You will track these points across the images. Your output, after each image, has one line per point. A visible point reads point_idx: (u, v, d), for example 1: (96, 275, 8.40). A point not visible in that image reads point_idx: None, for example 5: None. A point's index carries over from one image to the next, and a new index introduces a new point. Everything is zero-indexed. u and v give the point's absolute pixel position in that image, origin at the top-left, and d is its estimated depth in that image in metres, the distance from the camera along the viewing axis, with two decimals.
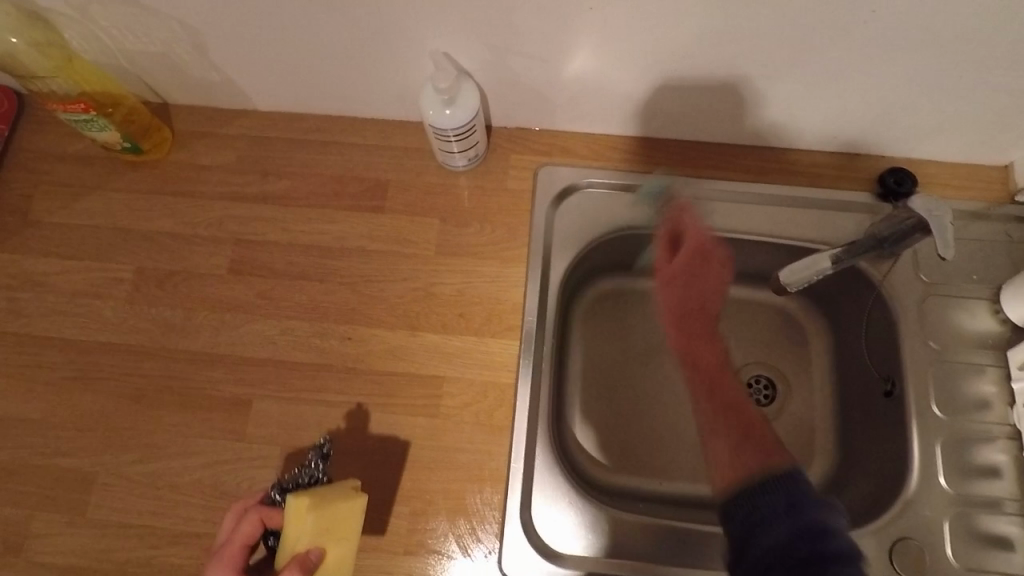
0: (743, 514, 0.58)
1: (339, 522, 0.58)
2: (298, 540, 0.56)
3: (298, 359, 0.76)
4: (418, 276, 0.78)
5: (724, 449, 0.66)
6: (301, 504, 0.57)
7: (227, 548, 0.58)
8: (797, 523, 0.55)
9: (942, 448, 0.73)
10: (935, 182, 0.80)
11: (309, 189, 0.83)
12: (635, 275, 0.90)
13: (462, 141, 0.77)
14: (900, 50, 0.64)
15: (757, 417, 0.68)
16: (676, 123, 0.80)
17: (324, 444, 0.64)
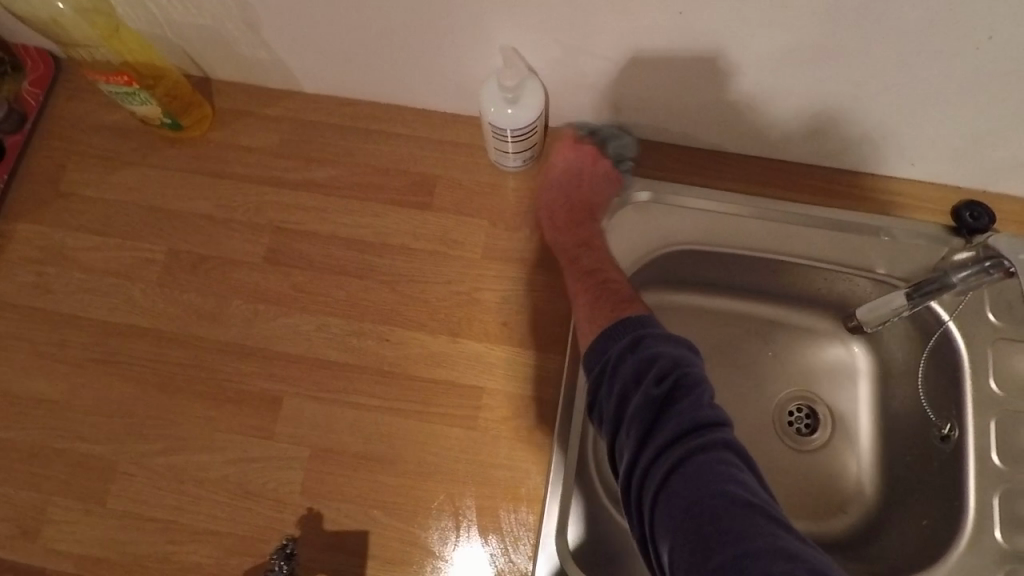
0: (600, 356, 0.62)
1: None
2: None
3: (333, 358, 0.73)
4: (462, 280, 0.75)
5: (585, 303, 0.69)
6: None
7: None
8: (643, 361, 0.59)
9: (1000, 499, 0.69)
10: (1010, 219, 0.76)
11: (354, 180, 0.79)
12: (680, 290, 0.87)
13: (521, 142, 0.73)
14: (1004, 82, 0.60)
15: (618, 277, 0.70)
16: (743, 137, 0.76)
17: (285, 544, 0.63)
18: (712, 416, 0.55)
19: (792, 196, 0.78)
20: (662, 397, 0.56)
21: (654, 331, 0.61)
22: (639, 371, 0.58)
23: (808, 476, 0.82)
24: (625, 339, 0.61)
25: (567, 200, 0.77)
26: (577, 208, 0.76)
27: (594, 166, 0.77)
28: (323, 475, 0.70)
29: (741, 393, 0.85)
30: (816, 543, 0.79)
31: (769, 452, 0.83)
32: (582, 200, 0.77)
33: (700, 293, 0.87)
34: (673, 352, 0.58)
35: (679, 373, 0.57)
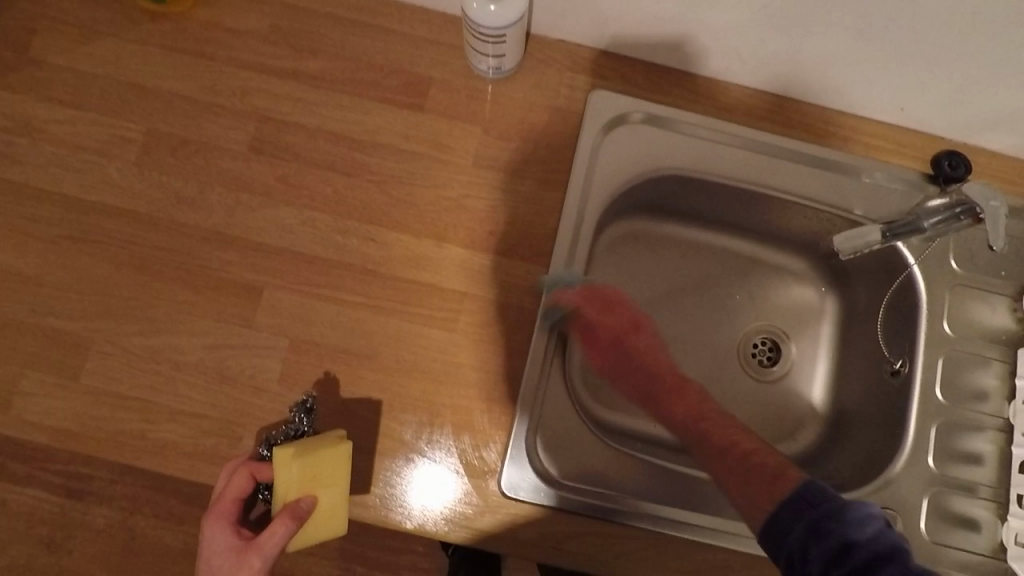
0: (777, 543, 0.54)
1: (326, 470, 0.65)
2: (290, 488, 0.65)
3: (317, 253, 0.73)
4: (451, 185, 0.75)
5: (726, 476, 0.59)
6: (286, 452, 0.64)
7: (223, 501, 0.65)
8: (832, 551, 0.51)
9: (936, 429, 0.75)
10: (986, 171, 0.79)
11: (345, 74, 0.77)
12: (664, 219, 0.88)
13: (498, 46, 0.72)
14: (991, 11, 0.62)
15: (759, 449, 0.60)
16: (740, 65, 0.76)
17: (307, 399, 0.67)
18: None
19: (783, 130, 0.79)
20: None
21: (829, 506, 0.53)
22: (828, 564, 0.50)
23: (763, 403, 0.87)
24: (798, 517, 0.53)
25: (656, 372, 0.70)
26: (666, 373, 0.70)
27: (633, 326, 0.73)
28: (300, 365, 0.71)
29: (711, 324, 0.89)
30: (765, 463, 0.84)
31: (732, 379, 0.88)
32: (660, 367, 0.70)
33: (682, 224, 0.89)
34: (861, 522, 0.51)
35: (872, 551, 0.49)
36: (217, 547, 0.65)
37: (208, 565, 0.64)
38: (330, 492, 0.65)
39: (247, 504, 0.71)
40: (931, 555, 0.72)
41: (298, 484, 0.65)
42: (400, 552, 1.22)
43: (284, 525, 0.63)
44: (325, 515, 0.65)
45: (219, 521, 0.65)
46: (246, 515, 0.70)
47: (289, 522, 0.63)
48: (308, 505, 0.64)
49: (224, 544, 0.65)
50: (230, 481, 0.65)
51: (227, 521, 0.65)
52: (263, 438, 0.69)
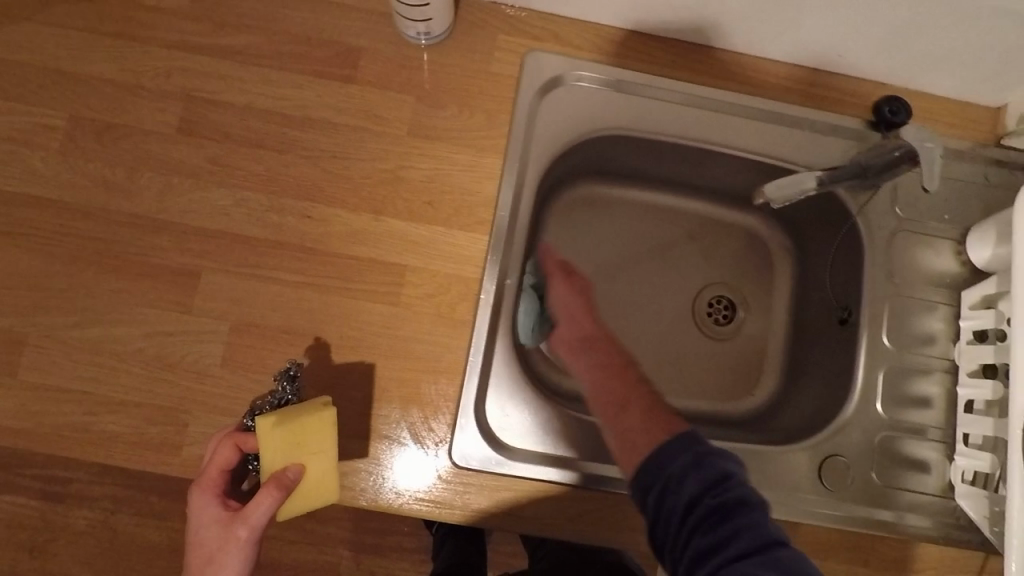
0: (656, 466, 0.55)
1: (311, 437, 0.64)
2: (276, 457, 0.63)
3: (253, 234, 0.71)
4: (387, 156, 0.73)
5: (631, 416, 0.60)
6: (268, 422, 0.63)
7: (206, 475, 0.64)
8: (708, 480, 0.52)
9: (885, 376, 0.76)
10: (927, 117, 0.78)
11: (272, 48, 0.75)
12: (615, 183, 0.88)
13: (423, 10, 0.69)
14: None
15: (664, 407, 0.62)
16: (676, 20, 0.74)
17: (290, 366, 0.66)
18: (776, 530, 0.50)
19: (723, 85, 0.78)
20: (727, 505, 0.51)
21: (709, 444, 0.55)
22: (703, 488, 0.52)
23: (717, 361, 0.88)
24: (685, 450, 0.54)
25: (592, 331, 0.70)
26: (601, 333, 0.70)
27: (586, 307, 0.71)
28: (243, 348, 0.70)
29: (664, 285, 0.89)
30: (721, 420, 0.85)
31: (688, 340, 0.88)
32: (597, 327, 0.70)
33: (631, 186, 0.89)
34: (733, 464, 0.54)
35: (743, 487, 0.52)
36: (202, 520, 0.64)
37: (197, 535, 0.64)
38: (317, 460, 0.64)
39: (238, 476, 0.70)
40: (882, 497, 0.74)
41: (284, 454, 0.64)
42: (381, 535, 1.21)
43: (273, 495, 0.62)
44: (314, 482, 0.64)
45: (204, 495, 0.64)
46: (235, 486, 0.69)
47: (276, 492, 0.62)
48: (297, 473, 0.63)
49: (211, 516, 0.64)
50: (213, 454, 0.64)
51: (212, 494, 0.64)
52: (247, 411, 0.68)
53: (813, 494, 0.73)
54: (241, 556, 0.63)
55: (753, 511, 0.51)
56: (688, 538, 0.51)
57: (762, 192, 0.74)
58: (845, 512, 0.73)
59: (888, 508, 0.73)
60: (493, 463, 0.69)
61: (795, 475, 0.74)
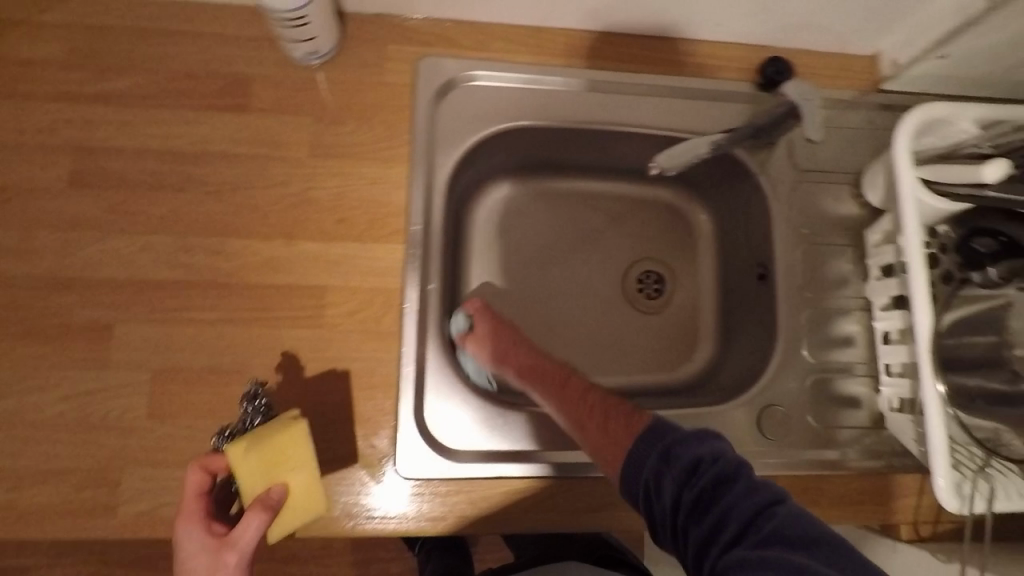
0: (633, 478, 0.56)
1: (288, 453, 0.61)
2: (254, 483, 0.60)
3: (163, 278, 0.70)
4: (291, 181, 0.73)
5: (597, 433, 0.62)
6: (239, 447, 0.60)
7: (187, 502, 0.58)
8: (683, 474, 0.53)
9: (807, 322, 0.79)
10: (810, 72, 0.82)
11: (157, 86, 0.73)
12: (530, 176, 0.90)
13: (304, 29, 0.68)
14: None
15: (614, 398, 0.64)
16: (557, 9, 0.76)
17: (257, 390, 0.64)
18: (763, 498, 0.51)
19: (615, 66, 0.80)
20: (709, 492, 0.52)
21: (675, 434, 0.56)
22: (679, 486, 0.53)
23: (654, 334, 0.91)
24: (654, 451, 0.55)
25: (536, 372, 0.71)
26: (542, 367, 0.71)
27: (516, 349, 0.74)
28: (170, 395, 0.68)
29: (592, 269, 0.91)
30: (666, 391, 0.87)
31: (622, 317, 0.91)
32: (535, 363, 0.72)
33: (547, 176, 0.91)
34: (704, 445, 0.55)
35: (718, 466, 0.53)
36: (189, 551, 0.56)
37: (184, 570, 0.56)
38: (299, 475, 0.61)
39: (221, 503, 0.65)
40: (822, 438, 0.77)
41: (263, 478, 0.60)
42: (364, 565, 1.19)
43: (261, 517, 0.57)
44: (301, 499, 0.61)
45: (189, 523, 0.57)
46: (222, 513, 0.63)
47: (265, 512, 0.57)
48: (280, 492, 0.59)
49: (196, 545, 0.56)
50: (190, 477, 0.59)
51: (198, 521, 0.57)
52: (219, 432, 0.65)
53: (759, 446, 0.76)
54: None
55: (736, 485, 0.52)
56: (685, 534, 0.52)
57: (657, 163, 0.80)
58: (791, 459, 0.75)
59: (829, 448, 0.76)
60: (440, 469, 0.69)
61: (739, 431, 0.76)
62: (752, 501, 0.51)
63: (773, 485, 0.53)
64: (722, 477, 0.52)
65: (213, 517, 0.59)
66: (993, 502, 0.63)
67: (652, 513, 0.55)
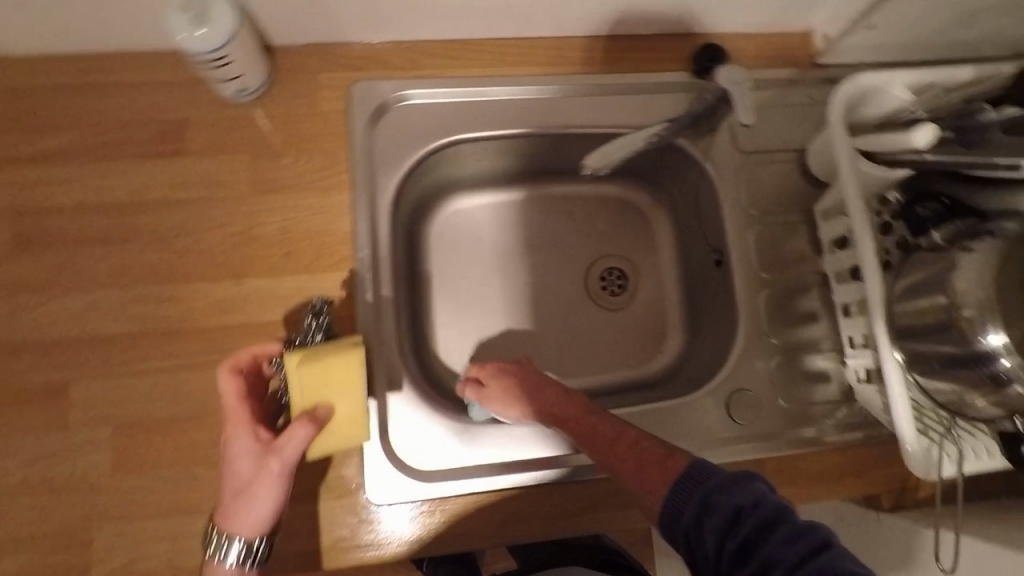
0: (678, 527, 0.55)
1: (339, 376, 0.62)
2: (300, 398, 0.61)
3: (116, 331, 0.69)
4: (235, 220, 0.73)
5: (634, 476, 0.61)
6: (295, 359, 0.61)
7: (228, 407, 0.61)
8: (723, 522, 0.52)
9: (767, 303, 0.79)
10: (744, 55, 0.83)
11: (92, 141, 0.72)
12: (481, 187, 0.90)
13: (229, 67, 0.68)
14: None
15: (645, 434, 0.64)
16: (485, 22, 0.76)
17: (320, 305, 0.68)
18: (809, 543, 0.49)
19: (549, 71, 0.80)
20: (751, 540, 0.50)
21: (714, 481, 0.55)
22: (721, 535, 0.52)
23: (621, 330, 0.91)
24: (694, 502, 0.54)
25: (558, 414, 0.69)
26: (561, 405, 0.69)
27: (536, 392, 0.71)
28: (133, 448, 0.68)
29: (554, 272, 0.91)
30: (638, 384, 0.87)
31: (588, 317, 0.91)
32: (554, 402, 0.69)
33: (497, 185, 0.91)
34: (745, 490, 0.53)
35: (761, 512, 0.51)
36: (236, 453, 0.60)
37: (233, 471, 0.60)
38: (346, 398, 0.62)
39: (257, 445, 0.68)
40: (794, 417, 0.77)
41: (311, 396, 0.62)
42: None
43: (306, 430, 0.59)
44: (344, 421, 0.62)
45: (234, 426, 0.60)
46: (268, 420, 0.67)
47: (309, 427, 0.59)
48: (327, 412, 0.61)
49: (244, 449, 0.60)
50: (228, 381, 0.62)
51: (242, 425, 0.60)
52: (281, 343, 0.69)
53: (731, 432, 0.76)
54: (275, 488, 0.59)
55: (779, 531, 0.50)
56: None
57: (588, 161, 0.81)
58: (766, 444, 0.75)
59: (803, 426, 0.76)
60: (411, 490, 0.69)
61: (711, 420, 0.76)
62: (798, 546, 0.49)
63: (820, 528, 0.51)
64: (766, 524, 0.51)
65: (259, 421, 0.62)
66: (964, 464, 0.63)
67: (696, 563, 0.53)
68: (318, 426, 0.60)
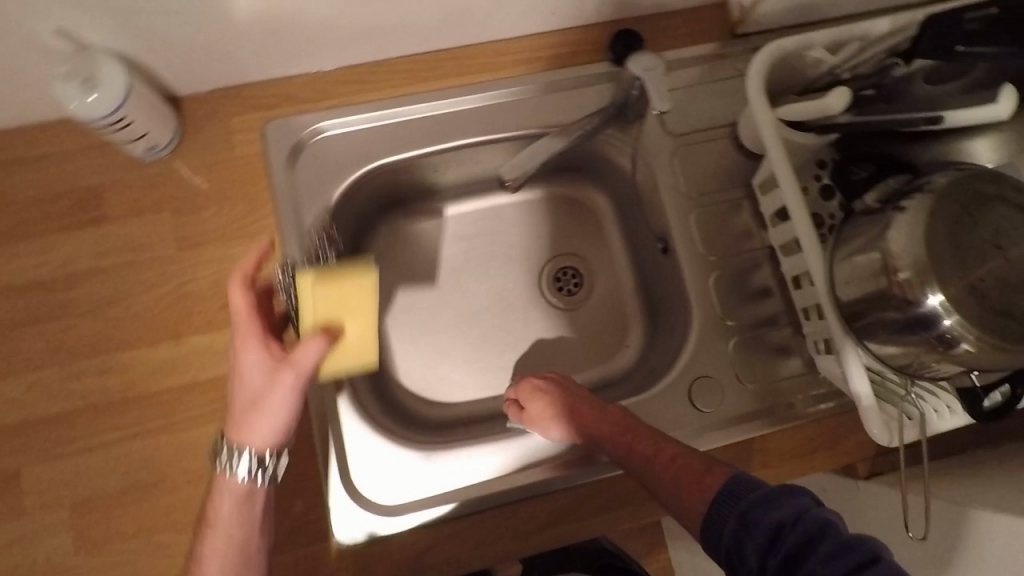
0: (717, 543, 0.56)
1: (353, 299, 0.52)
2: (309, 316, 0.52)
3: (59, 410, 0.68)
4: (166, 280, 0.72)
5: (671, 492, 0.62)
6: (306, 277, 0.50)
7: (242, 316, 0.60)
8: (766, 539, 0.52)
9: (718, 284, 0.78)
10: (662, 36, 0.80)
11: (6, 220, 0.71)
12: (420, 205, 0.88)
13: (132, 128, 0.67)
14: None
15: (679, 448, 0.64)
16: (390, 42, 0.74)
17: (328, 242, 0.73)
18: (853, 557, 0.49)
19: (465, 81, 0.79)
20: (794, 555, 0.50)
21: (754, 497, 0.55)
22: (763, 552, 0.52)
23: (582, 329, 0.89)
24: (734, 519, 0.55)
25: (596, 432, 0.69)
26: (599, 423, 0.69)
27: (572, 412, 0.71)
28: (92, 526, 0.67)
29: (506, 281, 0.90)
30: (604, 382, 0.86)
31: (546, 321, 0.89)
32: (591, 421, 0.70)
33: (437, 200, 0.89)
34: (786, 505, 0.53)
35: (801, 527, 0.51)
36: (253, 365, 0.60)
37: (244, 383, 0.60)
38: (357, 321, 0.54)
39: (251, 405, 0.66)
40: (759, 396, 0.75)
41: (319, 316, 0.52)
42: None
43: (315, 349, 0.53)
44: (354, 345, 0.55)
45: (246, 339, 0.60)
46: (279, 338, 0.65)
47: (315, 352, 0.53)
48: (335, 335, 0.53)
49: (258, 364, 0.59)
50: (239, 287, 0.60)
51: (254, 337, 0.60)
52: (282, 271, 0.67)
53: (698, 419, 0.74)
54: (292, 398, 0.59)
55: (823, 545, 0.50)
56: None
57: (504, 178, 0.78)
58: (733, 425, 0.74)
59: (768, 403, 0.75)
60: (378, 527, 0.68)
61: (676, 411, 0.75)
62: (842, 562, 0.48)
63: (864, 539, 0.51)
64: (808, 538, 0.51)
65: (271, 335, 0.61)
66: (925, 427, 0.62)
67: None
68: (333, 343, 0.53)
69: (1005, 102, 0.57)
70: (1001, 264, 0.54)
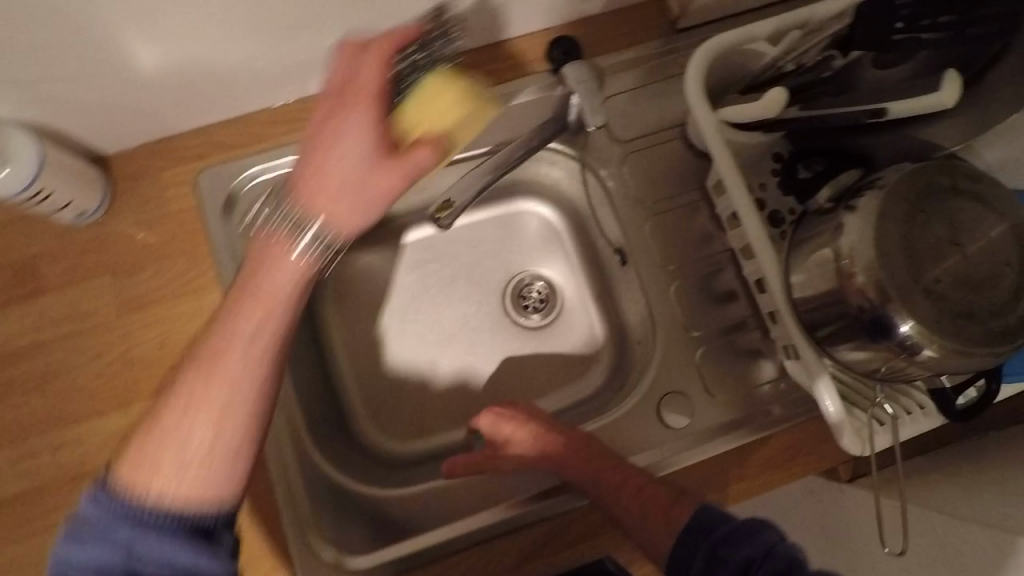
0: None
1: (461, 124, 0.53)
2: (416, 130, 0.52)
3: (13, 491, 0.67)
4: (110, 348, 0.71)
5: (637, 524, 0.61)
6: (441, 80, 0.54)
7: (367, 86, 0.50)
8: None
9: (680, 294, 0.76)
10: (600, 39, 0.77)
11: None
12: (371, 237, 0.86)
13: (54, 198, 0.65)
14: None
15: (644, 476, 0.63)
16: (314, 76, 0.71)
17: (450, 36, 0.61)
18: None
19: None
20: None
21: (724, 531, 0.55)
22: None
23: (552, 348, 0.86)
24: (701, 557, 0.56)
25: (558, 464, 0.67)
26: (561, 453, 0.67)
27: (536, 444, 0.69)
28: None
29: (469, 304, 0.87)
30: (576, 402, 0.84)
31: (515, 342, 0.86)
32: (554, 452, 0.68)
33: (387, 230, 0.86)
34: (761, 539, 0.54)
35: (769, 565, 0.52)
36: (347, 155, 0.49)
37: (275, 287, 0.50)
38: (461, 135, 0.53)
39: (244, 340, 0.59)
40: (732, 406, 0.73)
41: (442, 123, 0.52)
42: None
43: (426, 157, 0.49)
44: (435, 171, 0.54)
45: (362, 111, 0.49)
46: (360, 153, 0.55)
47: (432, 155, 0.49)
48: (444, 144, 0.51)
49: (354, 152, 0.49)
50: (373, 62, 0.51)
51: (370, 112, 0.50)
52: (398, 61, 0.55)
53: (670, 436, 0.72)
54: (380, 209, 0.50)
55: None
56: None
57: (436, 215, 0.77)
58: (709, 441, 0.70)
59: (743, 412, 0.72)
60: None
61: (646, 430, 0.73)
62: None
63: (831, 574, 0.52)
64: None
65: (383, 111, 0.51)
66: (899, 430, 0.59)
67: None
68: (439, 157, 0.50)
69: (949, 86, 0.52)
70: (958, 261, 0.51)
